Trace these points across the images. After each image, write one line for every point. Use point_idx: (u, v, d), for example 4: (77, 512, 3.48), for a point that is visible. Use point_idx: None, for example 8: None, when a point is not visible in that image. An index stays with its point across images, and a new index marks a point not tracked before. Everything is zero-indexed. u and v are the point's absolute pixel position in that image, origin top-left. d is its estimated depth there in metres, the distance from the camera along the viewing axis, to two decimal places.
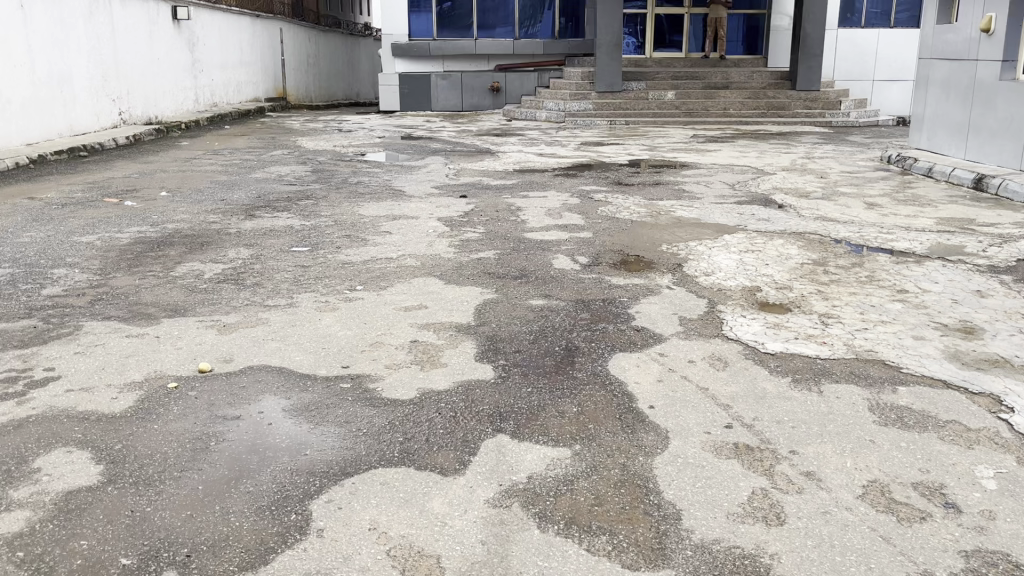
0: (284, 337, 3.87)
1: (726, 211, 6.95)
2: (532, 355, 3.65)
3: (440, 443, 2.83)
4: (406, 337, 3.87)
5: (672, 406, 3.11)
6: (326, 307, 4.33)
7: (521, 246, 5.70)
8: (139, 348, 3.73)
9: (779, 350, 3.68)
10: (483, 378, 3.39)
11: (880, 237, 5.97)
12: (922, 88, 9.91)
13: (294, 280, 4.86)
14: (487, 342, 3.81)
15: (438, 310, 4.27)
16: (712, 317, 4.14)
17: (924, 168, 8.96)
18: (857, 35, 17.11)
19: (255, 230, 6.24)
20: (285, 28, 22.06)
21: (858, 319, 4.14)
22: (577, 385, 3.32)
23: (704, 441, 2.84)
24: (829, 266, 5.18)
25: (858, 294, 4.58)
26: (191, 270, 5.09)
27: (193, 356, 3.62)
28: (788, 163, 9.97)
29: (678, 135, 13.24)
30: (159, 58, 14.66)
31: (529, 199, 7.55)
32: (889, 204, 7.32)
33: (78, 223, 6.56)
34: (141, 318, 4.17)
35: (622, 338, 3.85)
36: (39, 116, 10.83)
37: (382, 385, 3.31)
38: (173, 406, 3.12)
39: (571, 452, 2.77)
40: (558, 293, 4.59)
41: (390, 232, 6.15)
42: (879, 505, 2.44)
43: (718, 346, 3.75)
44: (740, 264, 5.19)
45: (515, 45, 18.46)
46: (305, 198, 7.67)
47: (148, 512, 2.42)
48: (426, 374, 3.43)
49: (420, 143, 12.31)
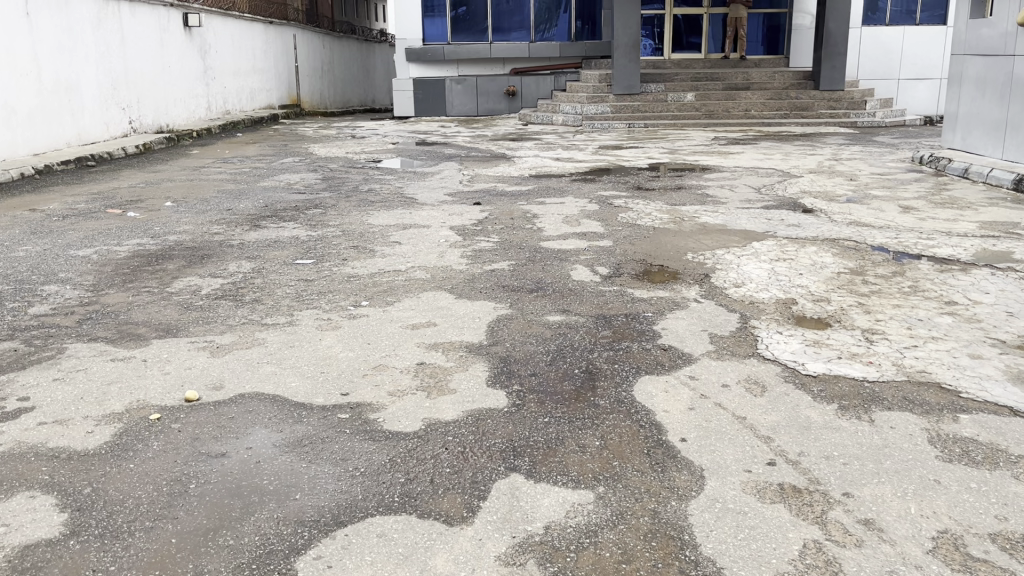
0: (280, 360, 3.57)
1: (754, 216, 6.60)
2: (549, 379, 3.32)
3: (446, 484, 2.52)
4: (412, 359, 3.56)
5: (706, 439, 2.79)
6: (327, 326, 4.03)
7: (537, 256, 5.38)
8: (124, 374, 3.43)
9: (822, 372, 3.34)
10: (495, 406, 3.08)
11: (921, 243, 5.60)
12: (956, 85, 9.51)
13: (295, 296, 4.56)
14: (500, 363, 3.50)
15: (447, 328, 3.96)
16: (746, 335, 3.80)
17: (959, 168, 8.55)
18: (882, 32, 16.68)
19: (259, 242, 5.96)
20: (299, 33, 21.87)
21: (906, 335, 3.78)
22: (598, 415, 2.99)
23: (744, 481, 2.51)
24: (867, 276, 4.83)
25: (903, 306, 4.23)
26: (188, 285, 4.81)
27: (181, 383, 3.32)
28: (815, 165, 9.60)
29: (698, 137, 12.90)
30: (171, 65, 14.49)
31: (546, 205, 7.25)
32: (926, 207, 6.93)
33: (77, 235, 6.31)
34: (129, 339, 3.88)
35: (649, 359, 3.52)
36: (47, 126, 10.62)
37: (383, 416, 3.00)
38: (152, 442, 2.83)
39: (593, 495, 2.45)
40: (576, 307, 4.27)
41: (399, 243, 5.84)
42: (953, 563, 2.10)
43: (753, 367, 3.41)
44: (772, 274, 4.85)
45: (531, 48, 18.08)
46: (313, 207, 7.39)
47: (112, 571, 2.13)
48: (433, 404, 3.11)
49: (434, 149, 12.04)
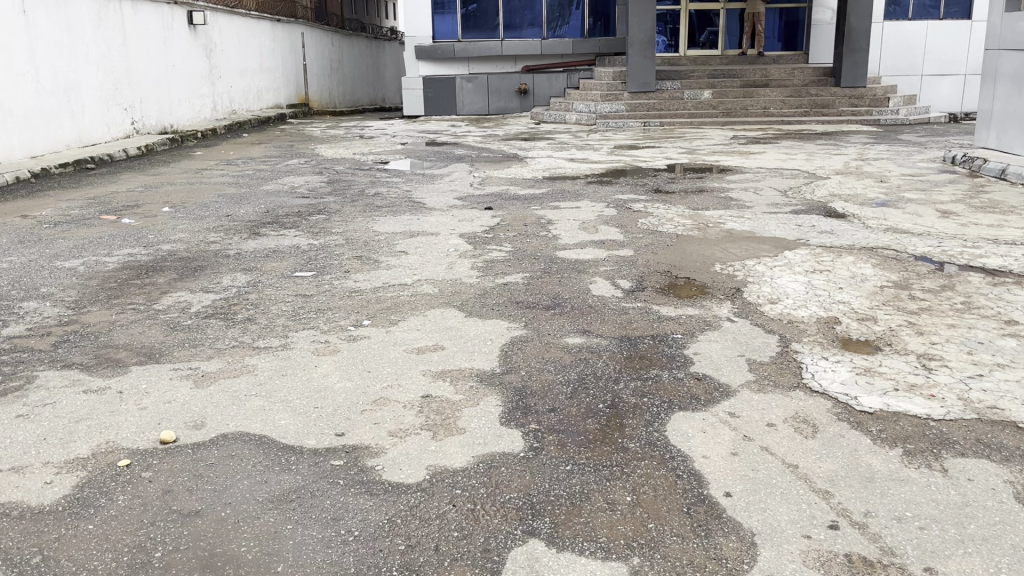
0: (270, 393, 3.20)
1: (783, 222, 6.20)
2: (570, 416, 2.94)
3: (453, 554, 2.16)
4: (417, 391, 3.19)
5: (755, 494, 2.41)
6: (325, 350, 3.66)
7: (553, 268, 5.01)
8: (94, 410, 3.07)
9: (879, 408, 2.95)
10: (509, 450, 2.70)
11: (967, 253, 5.18)
12: (990, 81, 9.07)
13: (291, 314, 4.20)
14: (515, 396, 3.13)
15: (456, 353, 3.58)
16: (788, 362, 3.41)
17: (996, 169, 8.13)
18: (905, 27, 16.20)
19: (257, 252, 5.61)
20: (307, 32, 21.56)
21: (968, 362, 3.38)
22: (628, 462, 2.61)
23: (805, 551, 2.14)
24: (914, 290, 4.43)
25: (959, 326, 3.83)
26: (177, 302, 4.46)
27: (157, 421, 2.96)
28: (841, 165, 9.18)
29: (716, 136, 12.49)
30: (174, 64, 14.16)
31: (561, 209, 6.87)
32: (967, 211, 6.51)
33: (66, 244, 5.97)
34: (106, 366, 3.52)
35: (682, 391, 3.14)
36: (45, 127, 10.30)
37: (382, 463, 2.63)
38: (117, 496, 2.47)
39: (627, 569, 2.08)
40: (598, 328, 3.89)
41: (405, 253, 5.48)
42: None
43: (800, 403, 3.02)
44: (809, 288, 4.45)
45: (543, 46, 17.70)
46: (316, 213, 7.03)
47: None
48: (440, 446, 2.74)
49: (444, 150, 11.67)
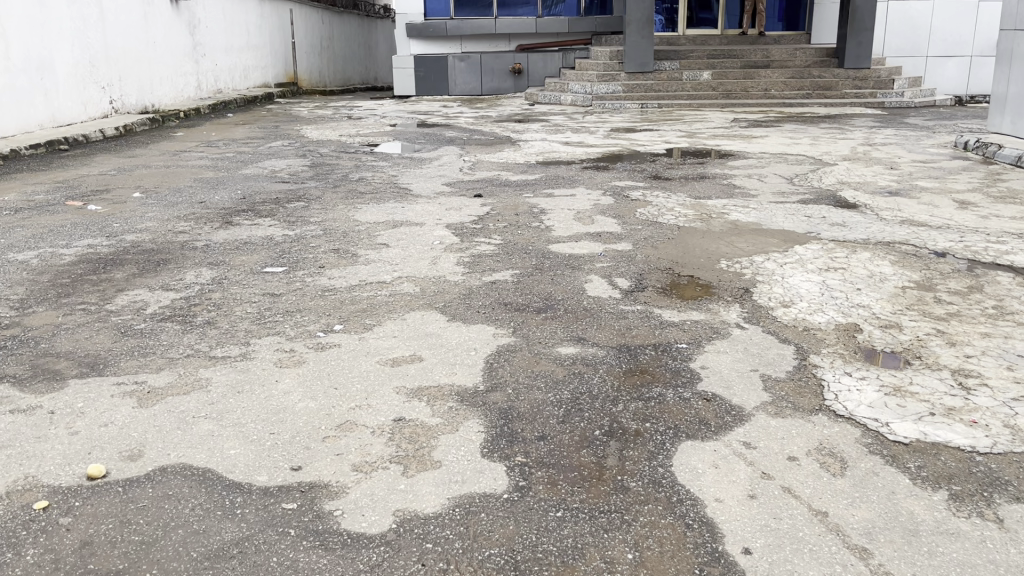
0: (222, 414, 2.81)
1: (791, 213, 5.82)
2: (563, 446, 2.56)
3: None
4: (388, 413, 2.80)
5: (779, 552, 2.04)
6: (288, 361, 3.27)
7: (545, 264, 4.61)
8: (19, 435, 2.68)
9: (914, 438, 2.57)
10: (490, 491, 2.32)
11: (992, 249, 4.81)
12: (1005, 64, 8.66)
13: (256, 317, 3.81)
14: (500, 420, 2.74)
15: (435, 366, 3.20)
16: (807, 379, 3.03)
17: (1011, 156, 7.75)
18: (910, 7, 15.75)
19: (227, 243, 5.21)
20: (296, 8, 20.98)
21: (1010, 380, 3.01)
22: (629, 507, 2.24)
23: None
24: (939, 291, 4.06)
25: (993, 336, 3.46)
26: (132, 301, 4.06)
27: (87, 451, 2.57)
28: (848, 151, 8.80)
29: (716, 118, 12.09)
30: (155, 41, 13.65)
31: (555, 197, 6.48)
32: (984, 201, 6.15)
33: (23, 234, 5.57)
34: (41, 379, 3.13)
35: (690, 415, 2.76)
36: (15, 105, 9.85)
37: (341, 507, 2.25)
38: (26, 549, 2.09)
39: None
40: (594, 336, 3.50)
41: (387, 245, 5.08)
42: None
43: (824, 431, 2.64)
44: (825, 289, 4.07)
45: (538, 24, 17.27)
46: (296, 200, 6.63)
47: None
48: (410, 484, 2.36)
49: (435, 131, 11.24)
